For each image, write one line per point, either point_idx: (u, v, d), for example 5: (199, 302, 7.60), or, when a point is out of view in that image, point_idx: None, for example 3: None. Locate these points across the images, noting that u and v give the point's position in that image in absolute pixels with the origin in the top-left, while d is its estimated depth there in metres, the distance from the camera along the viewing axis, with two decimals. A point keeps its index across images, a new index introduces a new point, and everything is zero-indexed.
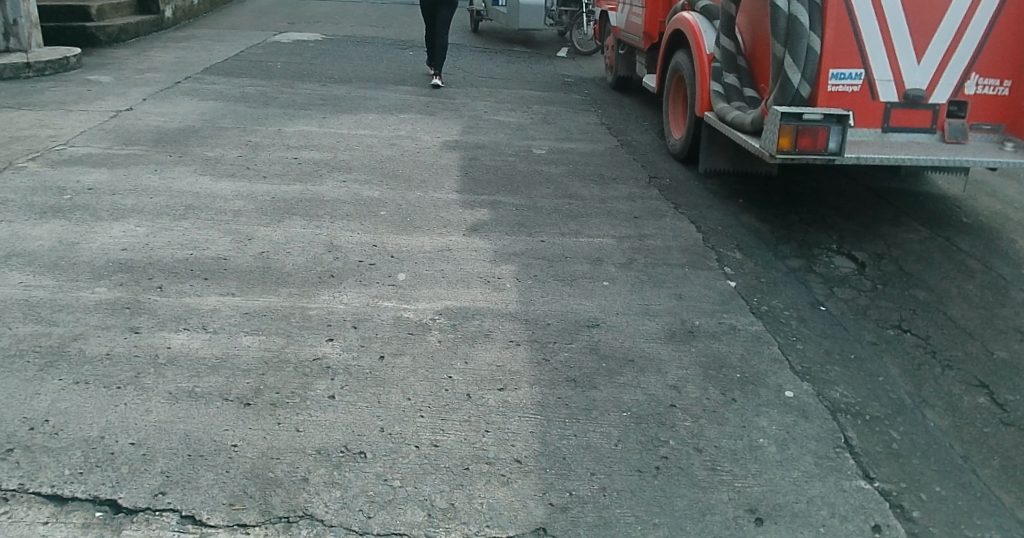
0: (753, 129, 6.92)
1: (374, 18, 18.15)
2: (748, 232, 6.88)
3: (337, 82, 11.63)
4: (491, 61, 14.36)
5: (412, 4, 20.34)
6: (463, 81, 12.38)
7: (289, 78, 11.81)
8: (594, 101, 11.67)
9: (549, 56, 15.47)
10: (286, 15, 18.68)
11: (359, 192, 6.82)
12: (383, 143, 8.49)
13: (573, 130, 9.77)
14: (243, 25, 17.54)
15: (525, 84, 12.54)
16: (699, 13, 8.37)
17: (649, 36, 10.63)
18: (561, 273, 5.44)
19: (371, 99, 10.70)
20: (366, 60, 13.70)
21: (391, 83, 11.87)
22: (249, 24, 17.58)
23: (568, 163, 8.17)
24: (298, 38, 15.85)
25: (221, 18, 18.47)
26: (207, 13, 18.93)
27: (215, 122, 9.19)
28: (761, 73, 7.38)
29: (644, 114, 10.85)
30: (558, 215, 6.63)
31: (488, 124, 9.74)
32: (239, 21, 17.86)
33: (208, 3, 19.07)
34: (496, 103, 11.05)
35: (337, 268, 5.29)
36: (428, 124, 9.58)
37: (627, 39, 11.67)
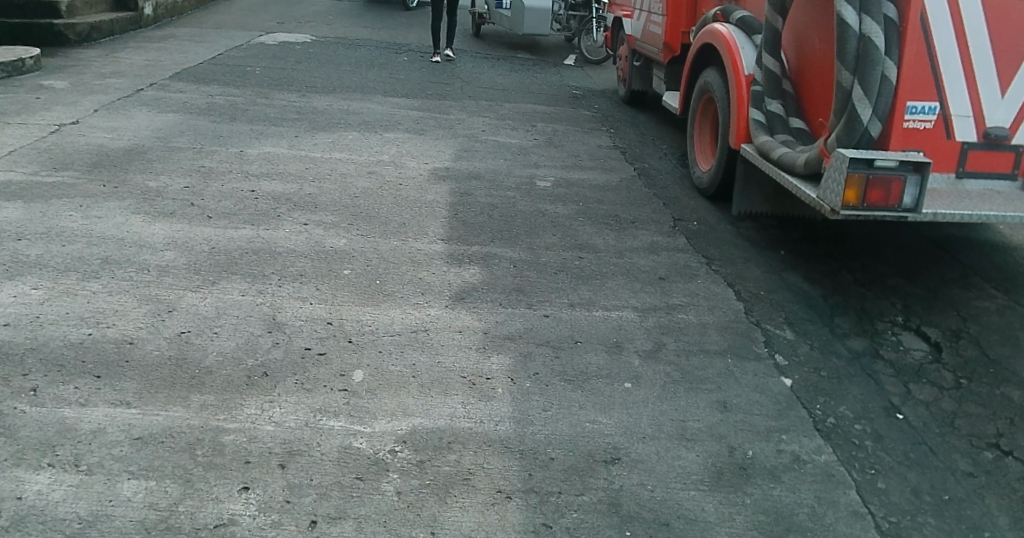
0: (806, 172, 5.65)
1: (369, 19, 16.88)
2: (794, 299, 5.65)
3: (319, 92, 10.37)
4: (493, 70, 13.10)
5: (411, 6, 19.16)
6: (460, 93, 11.11)
7: (266, 87, 10.53)
8: (605, 120, 10.42)
9: (556, 64, 14.25)
10: (276, 14, 17.41)
11: (321, 240, 5.56)
12: (360, 170, 7.22)
13: (581, 156, 8.51)
14: (229, 24, 16.29)
15: (528, 98, 11.27)
16: (734, 24, 7.07)
17: (669, 48, 9.39)
18: (568, 368, 4.20)
19: (354, 113, 9.44)
20: (356, 66, 12.46)
21: (379, 93, 10.59)
22: (235, 23, 16.33)
23: (576, 200, 6.92)
24: (284, 39, 14.56)
25: (207, 16, 17.23)
26: (191, 9, 17.62)
27: (169, 141, 7.92)
28: (813, 102, 6.12)
29: (661, 136, 9.59)
30: (565, 274, 5.37)
31: (486, 147, 8.48)
32: (225, 20, 16.62)
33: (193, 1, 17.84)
34: (496, 121, 9.79)
35: (274, 362, 4.04)
36: (416, 146, 8.31)
37: (642, 50, 10.44)
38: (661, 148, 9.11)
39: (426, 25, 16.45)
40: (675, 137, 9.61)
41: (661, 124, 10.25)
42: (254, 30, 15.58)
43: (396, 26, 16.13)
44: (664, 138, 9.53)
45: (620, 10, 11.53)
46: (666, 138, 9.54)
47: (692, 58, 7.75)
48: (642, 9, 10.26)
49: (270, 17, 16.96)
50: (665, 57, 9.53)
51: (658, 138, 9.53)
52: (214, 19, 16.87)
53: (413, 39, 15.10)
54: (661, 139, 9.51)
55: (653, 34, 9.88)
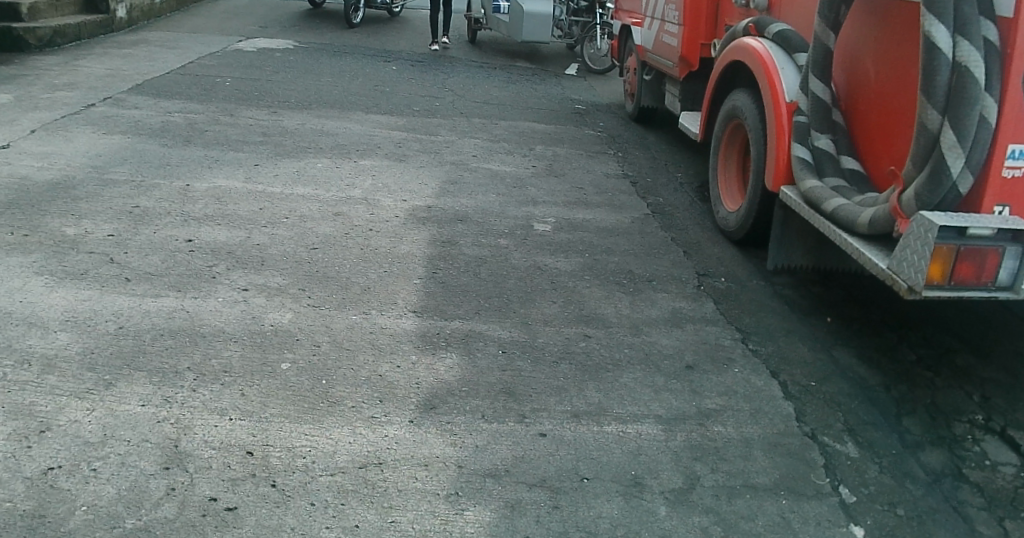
0: (871, 233, 4.52)
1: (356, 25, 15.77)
2: (852, 391, 4.54)
3: (292, 109, 9.25)
4: (487, 83, 12.00)
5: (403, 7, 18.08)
6: (450, 110, 9.98)
7: (233, 102, 9.40)
8: (611, 142, 9.30)
9: (557, 74, 13.17)
10: (257, 18, 16.26)
11: (260, 314, 4.45)
12: (324, 209, 6.10)
13: (585, 189, 7.39)
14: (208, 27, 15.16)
15: (526, 116, 10.16)
16: (770, 40, 5.95)
17: (686, 62, 8.26)
18: (568, 527, 3.12)
19: (327, 135, 8.31)
20: (339, 77, 11.34)
21: (359, 110, 9.45)
22: (215, 27, 15.21)
23: (580, 250, 5.80)
24: (264, 45, 13.43)
25: (185, 19, 16.09)
26: (167, 11, 16.44)
27: (106, 170, 6.79)
28: (876, 140, 5.00)
29: (675, 163, 8.49)
30: (567, 360, 4.24)
31: (475, 176, 7.36)
32: (204, 24, 15.49)
33: (172, 4, 16.72)
34: (489, 143, 8.67)
35: (161, 524, 2.97)
36: (395, 175, 7.19)
37: (654, 62, 9.30)
38: (675, 178, 8.00)
39: (418, 31, 15.34)
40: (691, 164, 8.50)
41: (675, 147, 9.14)
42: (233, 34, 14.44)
43: (385, 32, 15.02)
44: (679, 165, 8.43)
45: (629, 16, 10.42)
46: (681, 165, 8.43)
47: (715, 79, 6.63)
48: (654, 17, 9.15)
49: (251, 20, 15.82)
50: (680, 72, 8.42)
51: (671, 165, 8.43)
52: (191, 23, 15.71)
53: (403, 45, 13.98)
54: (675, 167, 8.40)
55: (666, 45, 8.77)
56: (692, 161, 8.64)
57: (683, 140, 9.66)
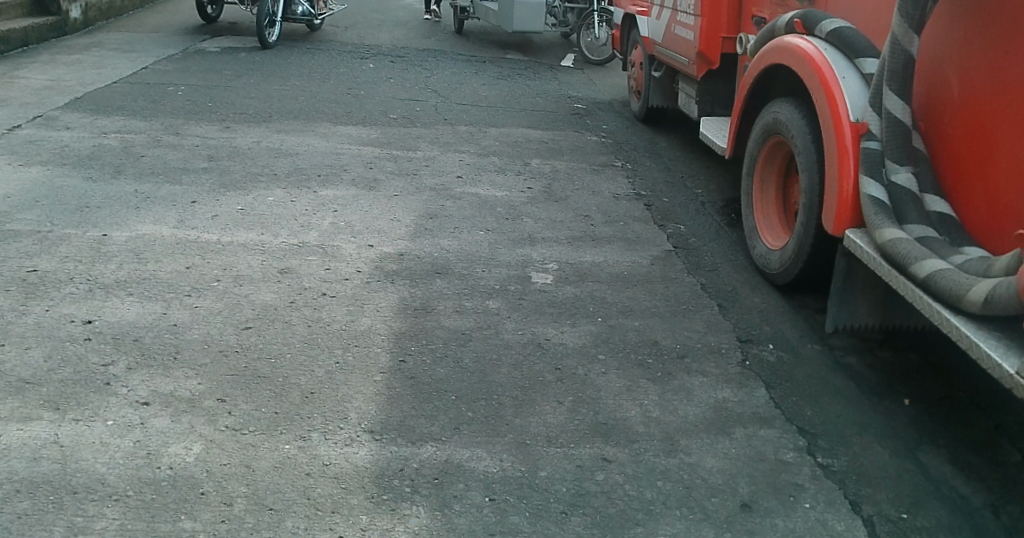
0: (983, 313, 3.36)
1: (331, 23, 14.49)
2: (963, 519, 3.38)
3: (249, 123, 8.04)
4: (474, 82, 10.75)
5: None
6: (432, 117, 8.75)
7: (182, 117, 8.19)
8: (617, 152, 8.09)
9: (552, 69, 12.03)
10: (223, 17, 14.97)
11: (156, 449, 3.33)
12: (268, 265, 4.90)
13: (592, 217, 6.19)
14: (171, 26, 13.90)
15: (520, 121, 8.93)
16: (825, 41, 4.76)
17: (705, 59, 7.25)
18: None
19: (286, 155, 7.09)
20: (309, 79, 10.13)
21: (327, 122, 8.23)
22: (178, 25, 13.94)
23: (589, 310, 4.62)
24: (227, 45, 12.17)
25: (147, 17, 14.83)
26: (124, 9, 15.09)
27: (9, 217, 5.59)
28: (975, 179, 3.82)
29: (694, 182, 7.29)
30: (582, 509, 3.07)
31: (459, 204, 6.15)
32: (167, 22, 14.24)
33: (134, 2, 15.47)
34: (476, 157, 7.48)
35: None
36: (362, 207, 5.97)
37: (665, 57, 8.32)
38: (696, 202, 6.81)
39: (398, 25, 14.05)
40: (712, 182, 7.31)
41: (691, 160, 7.96)
42: (197, 33, 13.17)
43: (362, 28, 13.73)
44: (698, 184, 7.25)
45: (634, 5, 9.30)
46: (701, 184, 7.25)
47: (749, 85, 5.46)
48: (666, 6, 8.10)
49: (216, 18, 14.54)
50: (699, 70, 7.36)
51: (690, 184, 7.24)
52: (148, 21, 14.39)
53: (382, 40, 12.71)
54: (694, 186, 7.22)
55: (680, 39, 7.71)
56: (713, 177, 7.45)
57: (700, 147, 8.46)
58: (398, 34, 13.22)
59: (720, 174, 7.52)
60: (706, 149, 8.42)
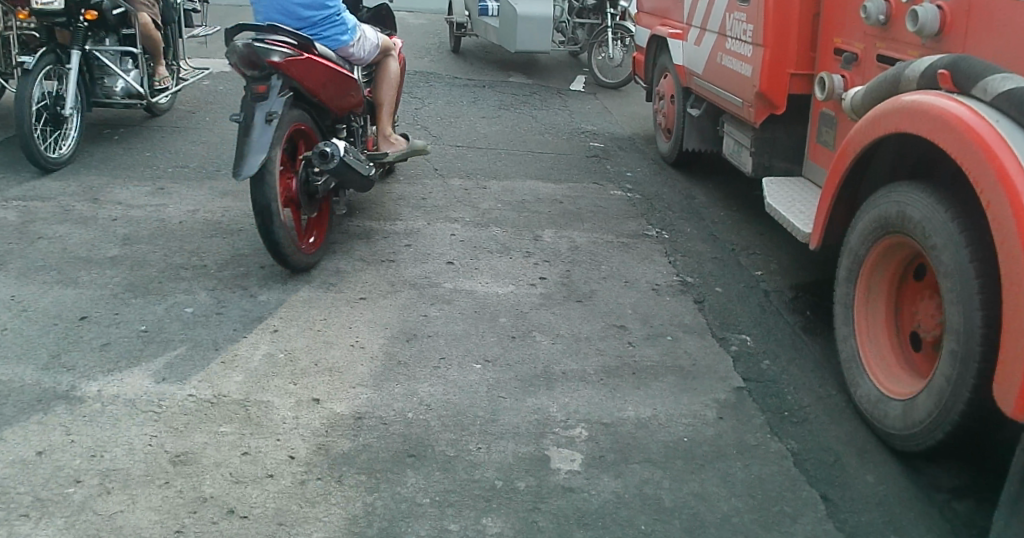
0: None
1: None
2: None
3: (191, 184, 6.47)
4: (472, 117, 9.22)
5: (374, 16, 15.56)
6: (419, 167, 7.21)
7: (107, 175, 6.62)
8: (649, 216, 6.53)
9: (562, 102, 10.54)
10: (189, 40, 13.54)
11: None
12: (156, 448, 3.36)
13: (626, 327, 4.62)
14: None
15: (526, 169, 7.38)
16: (993, 109, 3.29)
17: (767, 101, 5.72)
18: None
19: (225, 233, 5.53)
20: None
21: None
22: None
23: (639, 526, 3.06)
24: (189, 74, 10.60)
25: None
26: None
27: None
28: None
29: (750, 269, 5.75)
30: None
31: (447, 310, 4.58)
32: None
33: None
34: (473, 225, 5.91)
35: None
36: (316, 318, 4.39)
37: (708, 92, 6.78)
38: (757, 302, 5.26)
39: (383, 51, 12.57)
40: (773, 269, 5.77)
41: (740, 232, 6.41)
42: None
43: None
44: (756, 272, 5.71)
45: (665, 25, 7.77)
46: (759, 272, 5.72)
47: (860, 149, 4.03)
48: (710, 30, 6.56)
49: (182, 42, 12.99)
50: (759, 115, 5.83)
51: (745, 273, 5.69)
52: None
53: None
54: (750, 275, 5.67)
55: (731, 73, 6.16)
56: (773, 261, 5.90)
57: (748, 210, 6.91)
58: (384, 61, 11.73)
59: (780, 257, 5.99)
60: (756, 210, 6.88)
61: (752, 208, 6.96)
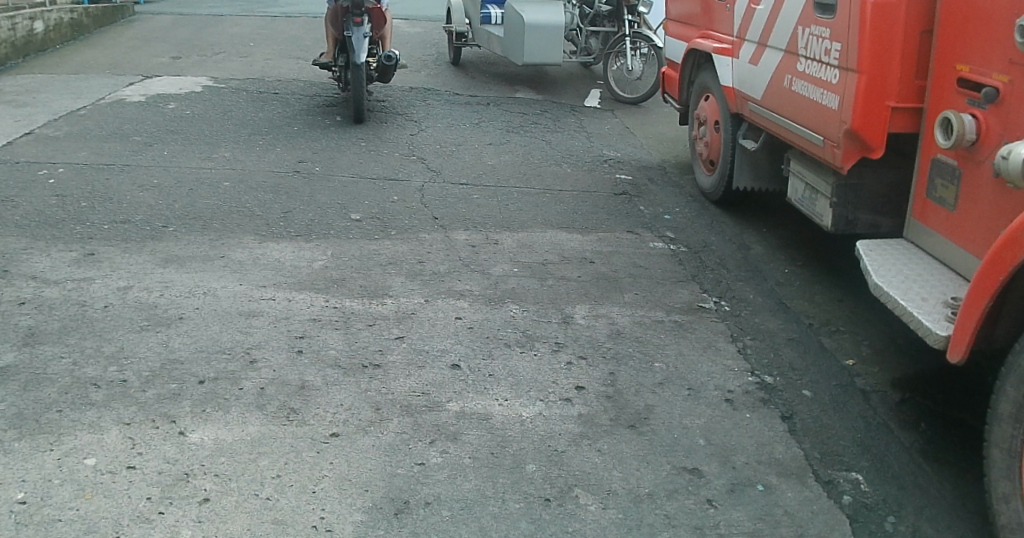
0: None
1: (289, 62, 11.78)
2: None
3: (131, 247, 5.23)
4: (476, 145, 7.98)
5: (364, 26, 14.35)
6: (413, 214, 5.96)
7: (26, 236, 5.37)
8: (699, 280, 5.27)
9: (577, 123, 9.30)
10: (161, 55, 12.31)
11: None
12: None
13: (697, 468, 3.36)
14: (91, 74, 11.13)
15: (543, 213, 6.11)
16: None
17: (855, 142, 4.45)
18: None
19: (160, 325, 4.27)
20: (247, 152, 7.36)
21: (250, 235, 5.44)
22: (101, 73, 11.17)
23: None
24: (154, 101, 9.39)
25: (66, 60, 12.07)
26: (38, 55, 12.53)
27: None
28: None
29: (837, 360, 4.48)
30: None
31: (450, 448, 3.32)
32: (87, 68, 11.46)
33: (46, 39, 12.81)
34: (482, 297, 4.67)
35: None
36: (265, 478, 3.12)
37: (767, 123, 5.51)
38: (859, 412, 3.98)
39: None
40: (867, 360, 4.50)
41: (814, 300, 5.16)
42: (120, 84, 10.39)
43: (329, 75, 11.07)
44: (846, 364, 4.44)
45: (706, 38, 6.47)
46: (850, 363, 4.45)
47: None
48: (772, 47, 5.29)
49: (153, 63, 11.79)
50: (844, 159, 4.56)
51: (833, 365, 4.42)
52: (66, 64, 11.77)
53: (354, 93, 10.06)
54: (840, 367, 4.41)
55: (804, 103, 4.89)
56: (864, 348, 4.64)
57: (817, 268, 5.64)
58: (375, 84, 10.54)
59: (871, 341, 4.72)
60: (826, 267, 5.62)
61: (820, 264, 5.69)
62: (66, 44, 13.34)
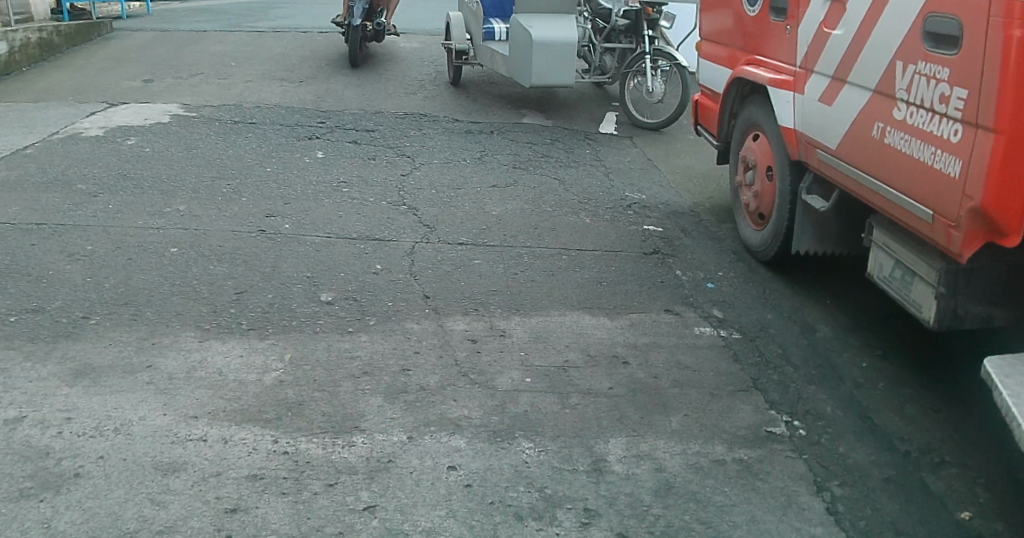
0: None
1: (272, 84, 10.67)
2: None
3: (34, 349, 4.11)
4: (478, 187, 6.86)
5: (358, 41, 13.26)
6: (398, 288, 4.83)
7: None
8: (760, 386, 4.13)
9: (592, 154, 8.17)
10: (132, 79, 11.22)
11: None
12: None
13: None
14: (50, 101, 10.04)
15: (559, 285, 4.99)
16: None
17: (983, 222, 3.31)
18: None
19: (47, 487, 3.17)
20: (207, 203, 6.26)
21: (191, 329, 4.32)
22: (61, 100, 10.08)
23: None
24: (113, 137, 8.29)
25: (27, 85, 10.97)
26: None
27: None
28: None
29: (951, 514, 3.34)
30: None
31: None
32: (48, 95, 10.37)
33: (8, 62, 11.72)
34: (480, 426, 3.54)
35: None
36: None
37: (843, 178, 4.39)
38: None
39: (364, 91, 10.24)
40: (991, 511, 3.36)
41: (904, 417, 4.03)
42: (79, 114, 9.30)
43: (314, 99, 9.95)
44: (964, 521, 3.30)
45: (755, 65, 5.34)
46: (968, 519, 3.31)
47: None
48: (853, 85, 4.16)
49: (122, 88, 10.69)
50: (965, 243, 3.43)
51: (947, 523, 3.29)
52: (27, 90, 10.68)
53: (341, 121, 8.94)
54: (957, 527, 3.27)
55: (905, 161, 3.77)
56: (982, 491, 3.50)
57: (900, 363, 4.50)
58: (365, 109, 9.43)
59: (990, 480, 3.58)
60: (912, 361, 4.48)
61: (904, 358, 4.55)
62: (32, 66, 12.25)
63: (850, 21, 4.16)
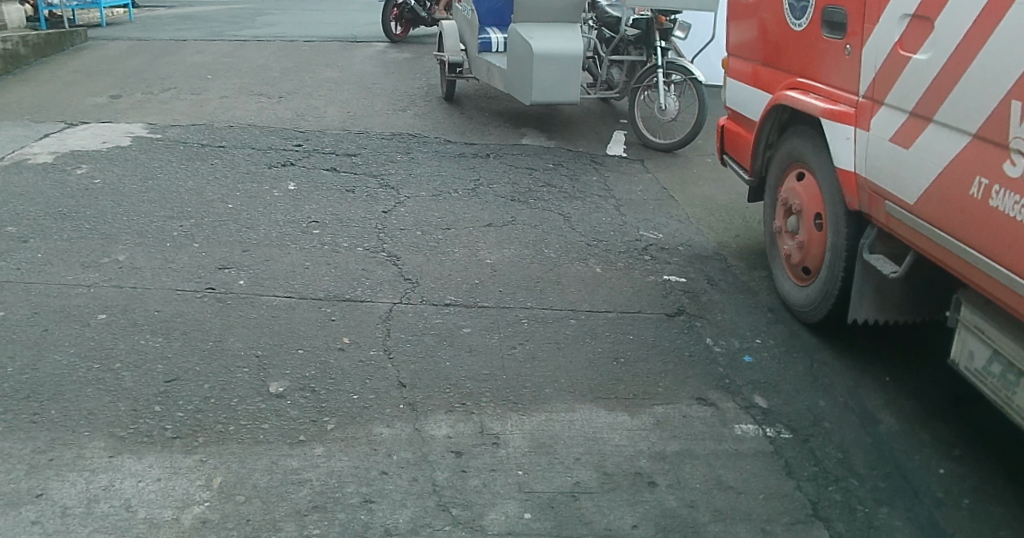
0: None
1: (248, 101, 9.78)
2: None
3: None
4: (468, 227, 5.97)
5: (345, 51, 12.42)
6: (367, 370, 3.95)
7: None
8: (823, 514, 3.21)
9: (599, 182, 7.27)
10: (98, 93, 10.35)
11: None
12: None
13: None
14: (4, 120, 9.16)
15: (564, 363, 4.09)
16: None
17: None
18: None
19: None
20: (152, 250, 5.37)
21: (101, 439, 3.42)
22: (16, 119, 9.19)
23: None
24: (62, 165, 7.40)
25: None
26: None
27: None
28: None
29: None
30: None
31: None
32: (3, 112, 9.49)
33: None
34: None
35: None
36: None
37: (922, 240, 3.50)
38: None
39: (348, 107, 9.37)
40: None
41: None
42: (31, 136, 8.41)
43: (292, 117, 9.06)
44: None
45: (800, 91, 4.45)
46: None
47: None
48: (944, 126, 3.29)
49: (85, 105, 9.82)
50: None
51: None
52: None
53: (319, 144, 8.04)
54: None
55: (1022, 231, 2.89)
56: None
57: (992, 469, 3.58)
58: (348, 130, 8.54)
59: None
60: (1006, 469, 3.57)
61: (996, 461, 3.63)
62: None
63: (942, 45, 3.29)
